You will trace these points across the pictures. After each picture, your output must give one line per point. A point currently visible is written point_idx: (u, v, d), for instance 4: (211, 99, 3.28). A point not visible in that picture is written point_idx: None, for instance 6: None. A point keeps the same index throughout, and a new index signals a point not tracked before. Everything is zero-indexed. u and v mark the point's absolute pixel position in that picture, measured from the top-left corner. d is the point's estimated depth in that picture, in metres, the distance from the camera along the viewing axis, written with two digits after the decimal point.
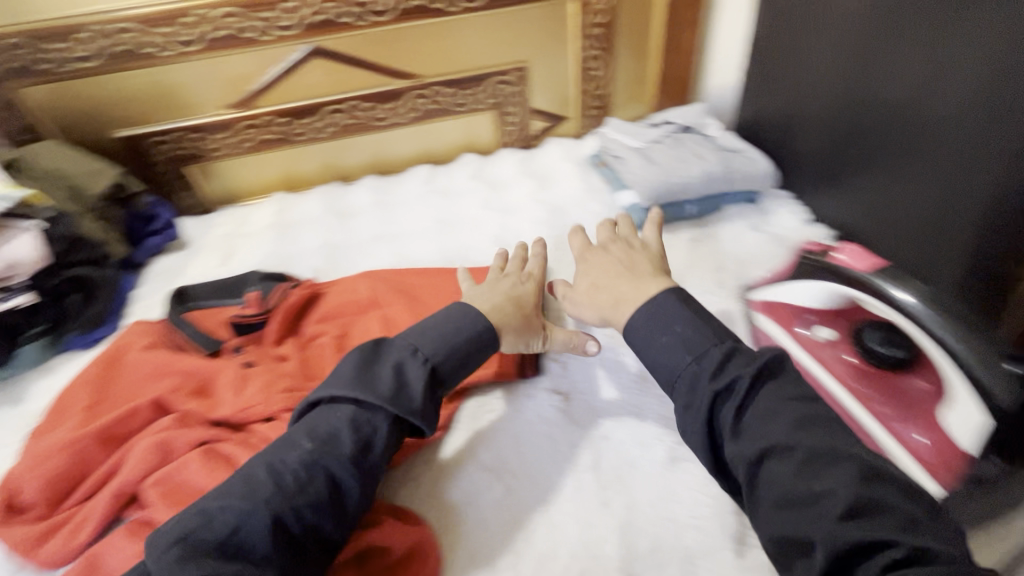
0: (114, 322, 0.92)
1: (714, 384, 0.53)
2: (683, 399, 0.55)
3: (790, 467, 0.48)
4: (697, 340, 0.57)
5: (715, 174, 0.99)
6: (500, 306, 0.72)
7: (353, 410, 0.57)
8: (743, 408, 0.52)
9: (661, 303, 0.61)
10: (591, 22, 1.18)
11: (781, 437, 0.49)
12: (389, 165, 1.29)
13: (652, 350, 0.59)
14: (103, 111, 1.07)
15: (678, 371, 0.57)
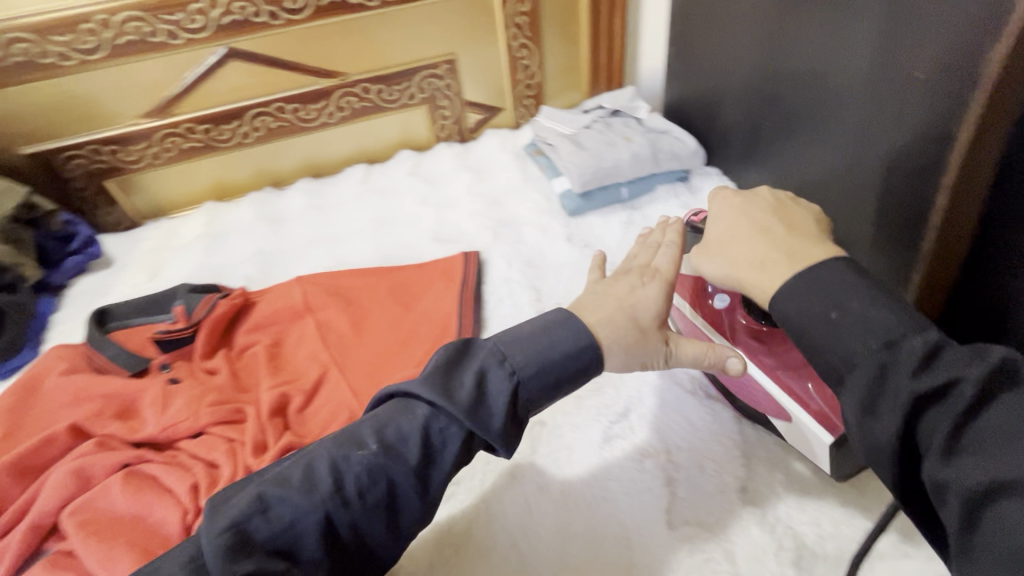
0: (31, 348, 0.88)
1: (913, 381, 0.40)
2: (852, 394, 0.42)
3: (1013, 502, 0.35)
4: (879, 321, 0.43)
5: (644, 156, 1.01)
6: (612, 318, 0.57)
7: (428, 414, 0.49)
8: (969, 417, 0.38)
9: (814, 276, 0.48)
10: (515, 12, 1.17)
11: (1008, 465, 0.35)
12: (324, 167, 1.26)
13: (814, 339, 0.46)
14: (5, 127, 1.01)
15: (847, 360, 0.43)
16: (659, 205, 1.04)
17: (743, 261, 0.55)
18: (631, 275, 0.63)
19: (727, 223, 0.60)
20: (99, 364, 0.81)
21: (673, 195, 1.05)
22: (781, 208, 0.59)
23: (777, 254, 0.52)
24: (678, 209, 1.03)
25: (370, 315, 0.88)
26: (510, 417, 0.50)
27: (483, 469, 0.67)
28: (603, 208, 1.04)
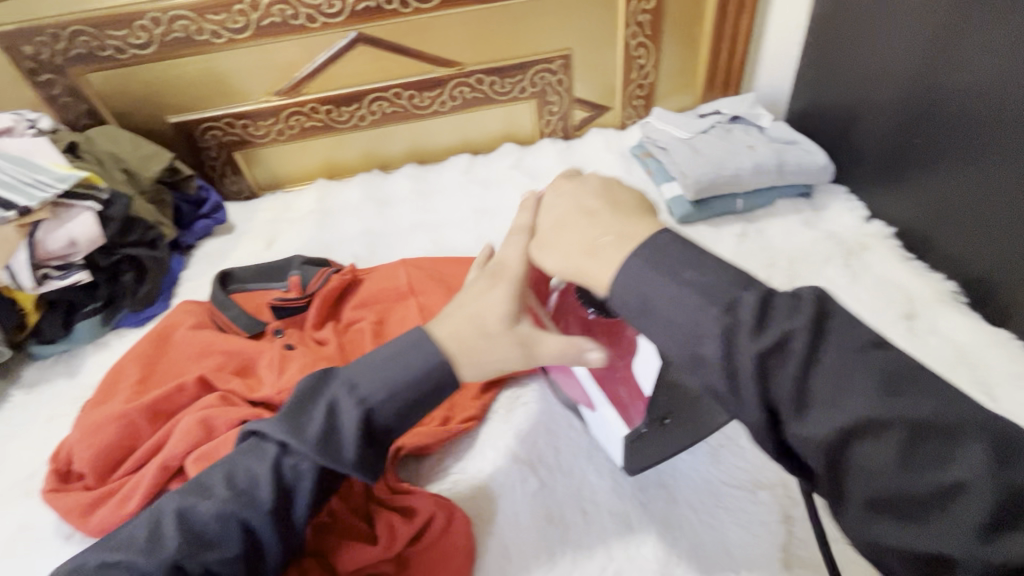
0: (163, 300, 0.95)
1: (755, 343, 0.36)
2: (684, 353, 0.40)
3: (897, 457, 0.31)
4: (714, 288, 0.40)
5: (767, 167, 0.95)
6: (458, 330, 0.52)
7: (277, 452, 0.47)
8: (805, 369, 0.35)
9: (658, 249, 0.44)
10: (638, 9, 1.14)
11: (870, 411, 0.33)
12: (428, 154, 1.29)
13: (653, 306, 0.42)
14: (157, 97, 1.10)
15: (692, 344, 0.39)
16: (777, 221, 0.97)
17: (576, 251, 0.50)
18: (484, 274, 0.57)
19: (564, 213, 0.55)
20: (222, 322, 0.87)
21: (794, 210, 0.98)
22: (613, 198, 0.54)
23: (607, 239, 0.48)
24: (798, 226, 0.95)
25: None
26: (364, 441, 0.48)
27: (582, 473, 0.65)
28: (713, 218, 0.99)
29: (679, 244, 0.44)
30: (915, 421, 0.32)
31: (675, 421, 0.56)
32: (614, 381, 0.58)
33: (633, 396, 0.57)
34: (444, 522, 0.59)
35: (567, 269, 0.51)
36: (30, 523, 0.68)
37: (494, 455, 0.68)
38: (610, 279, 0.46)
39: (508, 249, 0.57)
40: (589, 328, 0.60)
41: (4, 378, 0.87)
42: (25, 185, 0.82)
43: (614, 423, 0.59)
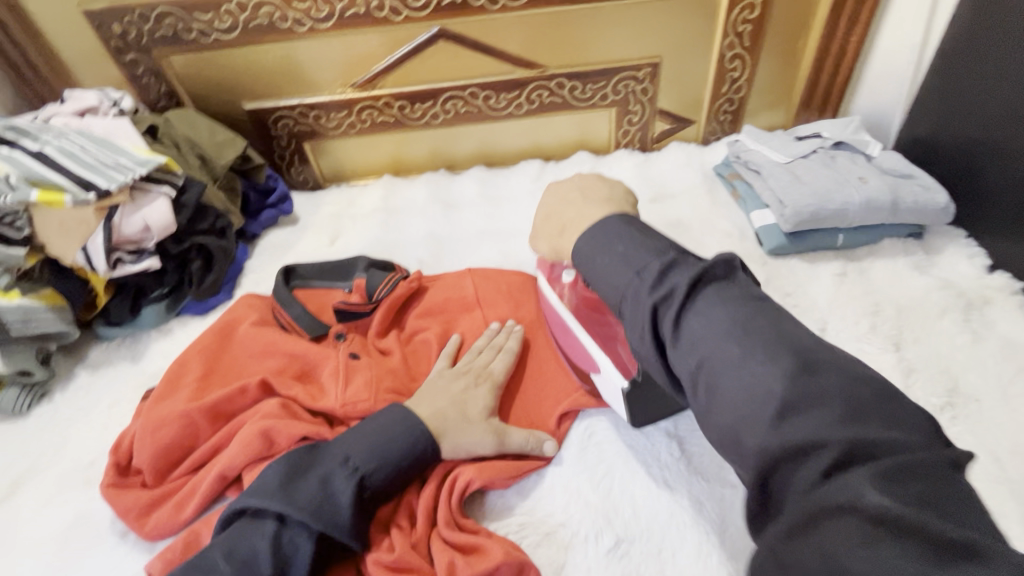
0: (226, 291, 0.94)
1: (652, 295, 0.48)
2: (620, 302, 0.52)
3: (732, 375, 0.42)
4: (643, 248, 0.53)
5: (878, 203, 0.86)
6: (442, 411, 0.64)
7: (276, 526, 0.53)
8: (686, 309, 0.47)
9: (612, 228, 0.57)
10: (739, 18, 1.05)
11: (718, 342, 0.44)
12: (497, 157, 1.24)
13: (596, 275, 0.56)
14: (235, 83, 1.09)
15: (619, 298, 0.52)
16: (883, 262, 0.88)
17: (551, 232, 0.67)
18: (469, 372, 0.71)
19: (550, 207, 0.69)
20: (285, 322, 0.83)
21: (902, 252, 0.89)
22: (588, 189, 0.68)
23: (570, 217, 0.65)
24: (908, 270, 0.86)
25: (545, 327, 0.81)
26: (358, 515, 0.56)
27: (663, 531, 0.59)
28: (809, 252, 0.91)
29: (620, 223, 0.57)
30: (753, 349, 0.42)
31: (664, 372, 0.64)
32: (615, 343, 0.68)
33: (630, 352, 0.66)
34: (512, 574, 0.55)
35: (556, 252, 0.67)
36: (87, 514, 0.68)
37: (565, 498, 0.64)
38: (575, 244, 0.59)
39: (494, 355, 0.74)
40: (599, 309, 0.71)
41: (71, 356, 0.88)
42: (108, 168, 0.80)
43: (611, 373, 0.65)
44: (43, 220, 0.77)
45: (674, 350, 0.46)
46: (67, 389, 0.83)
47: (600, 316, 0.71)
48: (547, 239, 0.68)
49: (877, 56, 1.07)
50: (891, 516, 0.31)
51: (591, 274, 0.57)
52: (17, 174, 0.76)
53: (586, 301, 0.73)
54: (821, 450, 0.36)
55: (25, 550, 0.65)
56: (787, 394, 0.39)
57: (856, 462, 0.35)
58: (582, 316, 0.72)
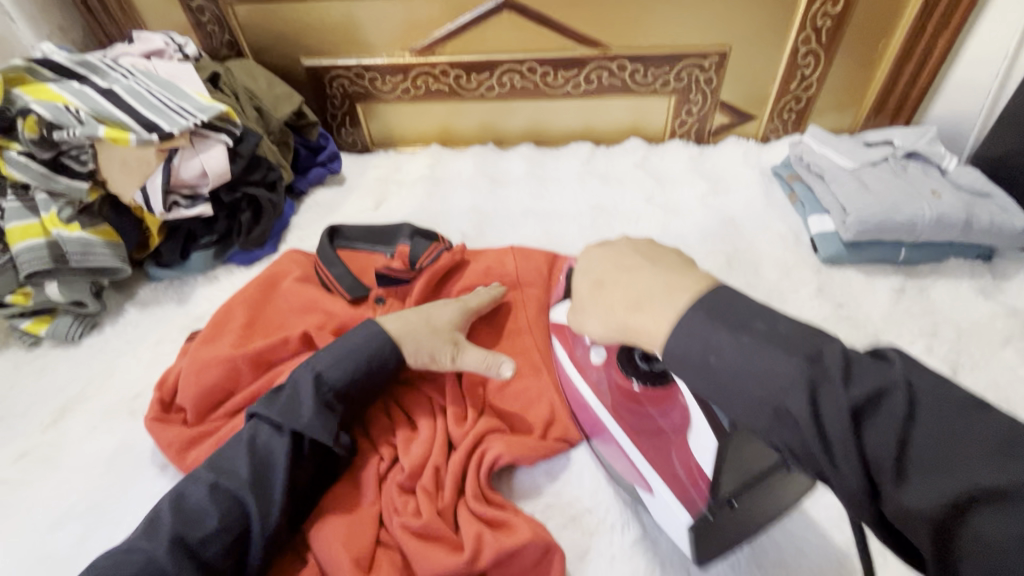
0: (272, 244, 0.96)
1: (848, 394, 0.37)
2: (781, 430, 0.40)
3: (945, 471, 0.35)
4: (789, 339, 0.40)
5: (949, 220, 0.82)
6: (430, 341, 0.67)
7: (273, 434, 0.57)
8: (865, 423, 0.37)
9: (714, 302, 0.44)
10: (820, 12, 1.00)
11: (897, 429, 0.36)
12: (546, 136, 1.22)
13: (730, 383, 0.41)
14: (296, 37, 1.09)
15: (776, 398, 0.39)
16: (945, 283, 0.84)
17: (620, 307, 0.51)
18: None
19: (603, 271, 0.56)
20: (325, 280, 0.83)
21: (968, 274, 0.85)
22: (649, 252, 0.54)
23: (656, 290, 0.48)
24: (972, 294, 0.82)
25: None
26: (341, 431, 0.60)
27: None
28: (867, 264, 0.87)
29: (735, 298, 0.44)
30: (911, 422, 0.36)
31: (744, 503, 0.53)
32: (671, 452, 0.58)
33: (692, 467, 0.56)
34: (537, 554, 0.55)
35: (623, 334, 0.51)
36: (131, 444, 0.70)
37: (593, 483, 0.64)
38: (666, 341, 0.45)
39: (480, 310, 0.77)
40: (637, 399, 0.61)
41: (121, 292, 0.91)
42: (171, 111, 0.81)
43: (673, 507, 0.56)
44: (106, 156, 0.79)
45: (899, 490, 0.36)
46: (116, 323, 0.86)
47: (643, 409, 0.61)
48: (600, 311, 0.54)
49: (962, 64, 1.00)
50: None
51: (703, 373, 0.43)
52: (85, 109, 0.77)
53: (619, 389, 0.62)
54: (1017, 515, 0.32)
55: (72, 470, 0.68)
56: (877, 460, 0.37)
57: (988, 506, 0.33)
58: (620, 411, 0.62)
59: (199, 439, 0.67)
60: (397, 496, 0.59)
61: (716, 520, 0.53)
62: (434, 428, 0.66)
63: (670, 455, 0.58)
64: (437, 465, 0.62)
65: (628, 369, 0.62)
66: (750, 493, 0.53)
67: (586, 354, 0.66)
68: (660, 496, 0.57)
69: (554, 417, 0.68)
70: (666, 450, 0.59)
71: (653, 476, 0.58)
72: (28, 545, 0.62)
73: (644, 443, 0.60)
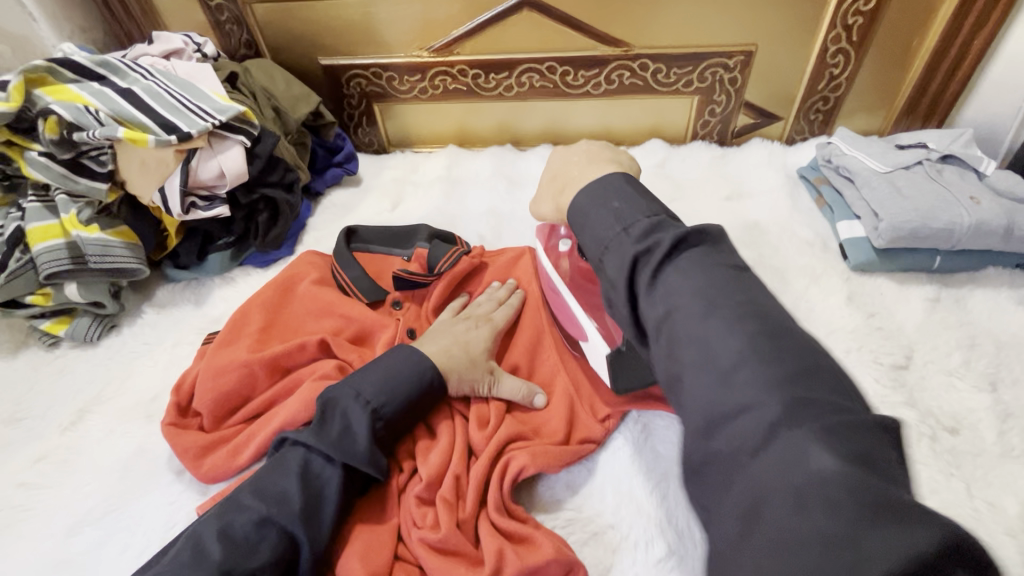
0: (288, 246, 0.95)
1: (645, 256, 0.52)
2: (611, 255, 0.54)
3: (706, 356, 0.45)
4: (638, 208, 0.56)
5: (989, 227, 0.78)
6: (448, 350, 0.67)
7: (302, 455, 0.57)
8: (665, 266, 0.51)
9: (616, 182, 0.59)
10: (852, 10, 0.96)
11: (698, 321, 0.47)
12: (564, 137, 1.20)
13: (586, 226, 0.58)
14: (314, 37, 1.08)
15: (610, 247, 0.55)
16: (983, 292, 0.80)
17: (553, 194, 0.69)
18: (471, 318, 0.74)
19: (557, 167, 0.71)
20: (344, 283, 0.82)
21: (1007, 284, 0.81)
22: (596, 154, 0.70)
23: (578, 179, 0.65)
24: (1012, 305, 0.79)
25: None
26: (374, 446, 0.59)
27: None
28: (900, 272, 0.84)
29: (624, 183, 0.59)
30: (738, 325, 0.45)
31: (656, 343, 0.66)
32: (602, 313, 0.70)
33: (616, 320, 0.68)
34: (560, 571, 0.54)
35: (558, 213, 0.69)
36: (148, 448, 0.70)
37: (617, 498, 0.62)
38: (573, 198, 0.61)
39: (496, 307, 0.76)
40: (589, 279, 0.74)
41: (139, 294, 0.91)
42: (190, 111, 0.81)
43: (596, 343, 0.68)
44: (126, 157, 0.79)
45: (647, 301, 0.51)
46: (134, 324, 0.86)
47: (590, 287, 0.74)
48: (552, 201, 0.70)
49: (1000, 64, 0.96)
50: (831, 476, 0.36)
51: (579, 226, 0.59)
52: (105, 110, 0.77)
53: (579, 270, 0.75)
54: (760, 399, 0.41)
55: (89, 475, 0.68)
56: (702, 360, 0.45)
57: (734, 397, 0.42)
58: (570, 281, 0.75)
59: (214, 445, 0.67)
60: (416, 508, 0.58)
61: (629, 351, 0.65)
62: (454, 435, 0.65)
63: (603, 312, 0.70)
64: (457, 474, 0.61)
65: (583, 253, 0.75)
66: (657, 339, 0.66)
67: (556, 243, 0.78)
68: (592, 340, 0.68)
69: (574, 418, 0.67)
70: (599, 308, 0.71)
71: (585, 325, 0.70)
72: (45, 549, 0.62)
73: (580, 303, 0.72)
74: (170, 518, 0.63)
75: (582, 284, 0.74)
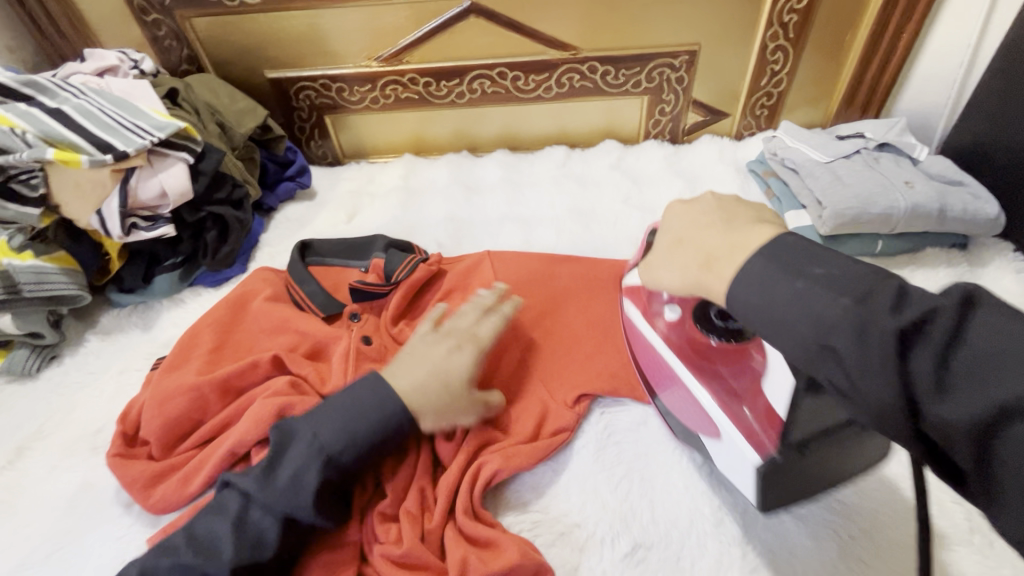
0: (240, 264, 0.92)
1: (895, 320, 0.37)
2: (829, 368, 0.40)
3: (981, 384, 0.34)
4: (845, 282, 0.41)
5: (924, 208, 0.82)
6: None
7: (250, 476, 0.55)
8: (945, 348, 0.36)
9: (780, 249, 0.45)
10: (786, 8, 1.00)
11: (997, 380, 0.33)
12: (520, 141, 1.20)
13: (778, 326, 0.43)
14: (258, 50, 1.06)
15: (821, 335, 0.40)
16: (924, 272, 0.84)
17: (693, 263, 0.52)
18: None
19: (682, 228, 0.56)
20: (297, 298, 0.80)
21: (945, 263, 0.85)
22: (730, 210, 0.55)
23: (723, 247, 0.49)
24: (951, 283, 0.82)
25: (559, 313, 0.78)
26: None
27: (682, 540, 0.57)
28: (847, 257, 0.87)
29: (802, 246, 0.45)
30: (828, 278, 0.41)
31: (816, 449, 0.51)
32: (740, 402, 0.55)
33: (764, 415, 0.52)
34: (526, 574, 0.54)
35: (692, 288, 0.52)
36: (92, 481, 0.67)
37: (581, 497, 0.62)
38: (729, 289, 0.47)
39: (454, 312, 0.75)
40: (710, 356, 0.58)
41: (82, 321, 0.87)
42: (127, 130, 0.78)
43: (739, 447, 0.53)
44: (58, 180, 0.76)
45: (941, 404, 0.35)
46: (77, 354, 0.82)
47: (714, 366, 0.58)
48: (681, 270, 0.54)
49: (926, 56, 1.01)
50: (977, 417, 0.34)
51: (755, 309, 0.45)
52: (33, 131, 0.74)
53: (693, 344, 0.60)
54: None
55: (29, 515, 0.64)
56: (933, 368, 0.36)
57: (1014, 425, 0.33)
58: (688, 360, 0.59)
59: (165, 474, 0.64)
60: (378, 524, 0.57)
61: (787, 464, 0.50)
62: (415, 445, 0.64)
63: (743, 402, 0.55)
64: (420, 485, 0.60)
65: (704, 325, 0.59)
66: (824, 442, 0.51)
67: (659, 309, 0.63)
68: (732, 442, 0.54)
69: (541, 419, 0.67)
70: (735, 398, 0.56)
71: (720, 419, 0.55)
72: None
73: (712, 392, 0.56)
74: (118, 553, 0.60)
75: (705, 357, 0.59)
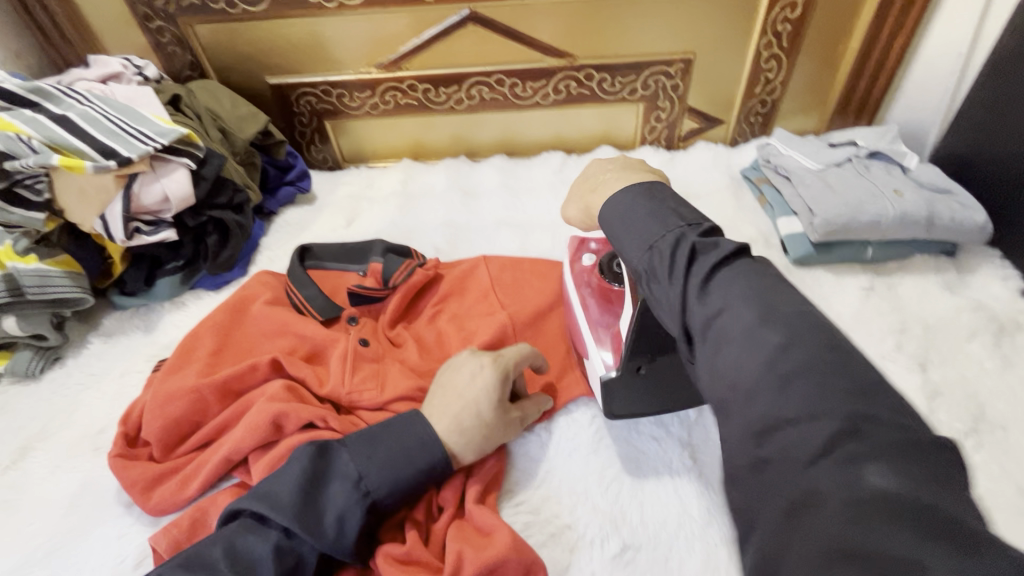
0: (240, 267, 0.94)
1: (701, 241, 0.48)
2: (649, 262, 0.50)
3: (763, 367, 0.38)
4: (666, 215, 0.52)
5: (912, 216, 0.83)
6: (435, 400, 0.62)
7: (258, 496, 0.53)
8: (721, 267, 0.45)
9: (645, 187, 0.56)
10: (780, 17, 1.02)
11: (751, 351, 0.39)
12: (518, 147, 1.22)
13: (620, 237, 0.55)
14: (261, 56, 1.08)
15: (657, 239, 0.50)
16: (911, 279, 0.85)
17: (586, 192, 0.66)
18: None
19: (592, 173, 0.68)
20: (297, 302, 0.81)
21: (933, 270, 0.87)
22: (627, 162, 0.68)
23: (609, 177, 0.63)
24: (938, 290, 0.83)
25: (553, 314, 0.79)
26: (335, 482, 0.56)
27: (669, 542, 0.59)
28: (837, 263, 0.89)
29: None
30: (661, 214, 0.52)
31: (651, 372, 0.63)
32: (605, 328, 0.68)
33: (617, 339, 0.65)
34: (519, 571, 0.55)
35: (586, 211, 0.66)
36: (95, 483, 0.68)
37: (574, 500, 0.63)
38: (604, 206, 0.58)
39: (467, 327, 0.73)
40: (608, 296, 0.70)
41: (85, 323, 0.88)
42: (130, 136, 0.79)
43: (593, 361, 0.67)
44: (63, 185, 0.77)
45: (699, 305, 0.44)
46: (80, 355, 0.84)
47: (608, 303, 0.70)
48: (580, 200, 0.67)
49: (919, 66, 1.03)
50: (888, 494, 0.31)
51: (616, 237, 0.55)
52: (39, 138, 0.75)
53: (597, 286, 0.72)
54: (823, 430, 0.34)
55: (32, 515, 0.66)
56: (707, 319, 0.43)
57: (821, 434, 0.34)
58: (590, 300, 0.71)
59: (165, 476, 0.65)
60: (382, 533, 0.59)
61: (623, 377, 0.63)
62: None
63: (608, 328, 0.67)
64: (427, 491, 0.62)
65: (607, 273, 0.71)
66: (659, 365, 0.63)
67: (581, 256, 0.76)
68: (592, 362, 0.67)
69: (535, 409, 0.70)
70: (603, 323, 0.68)
71: (587, 344, 0.69)
72: None
73: (597, 315, 0.69)
74: (120, 554, 0.61)
75: (603, 289, 0.71)
